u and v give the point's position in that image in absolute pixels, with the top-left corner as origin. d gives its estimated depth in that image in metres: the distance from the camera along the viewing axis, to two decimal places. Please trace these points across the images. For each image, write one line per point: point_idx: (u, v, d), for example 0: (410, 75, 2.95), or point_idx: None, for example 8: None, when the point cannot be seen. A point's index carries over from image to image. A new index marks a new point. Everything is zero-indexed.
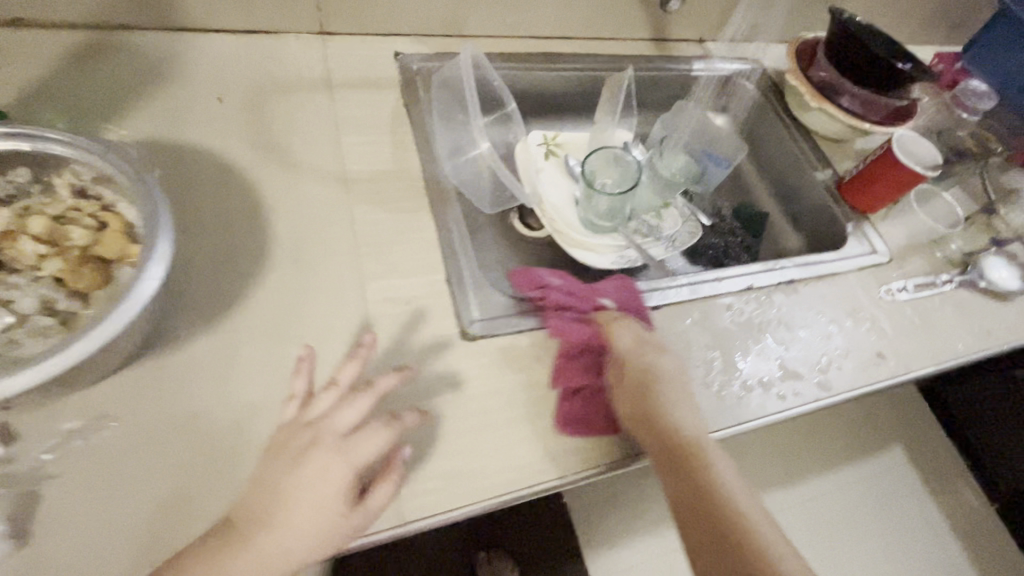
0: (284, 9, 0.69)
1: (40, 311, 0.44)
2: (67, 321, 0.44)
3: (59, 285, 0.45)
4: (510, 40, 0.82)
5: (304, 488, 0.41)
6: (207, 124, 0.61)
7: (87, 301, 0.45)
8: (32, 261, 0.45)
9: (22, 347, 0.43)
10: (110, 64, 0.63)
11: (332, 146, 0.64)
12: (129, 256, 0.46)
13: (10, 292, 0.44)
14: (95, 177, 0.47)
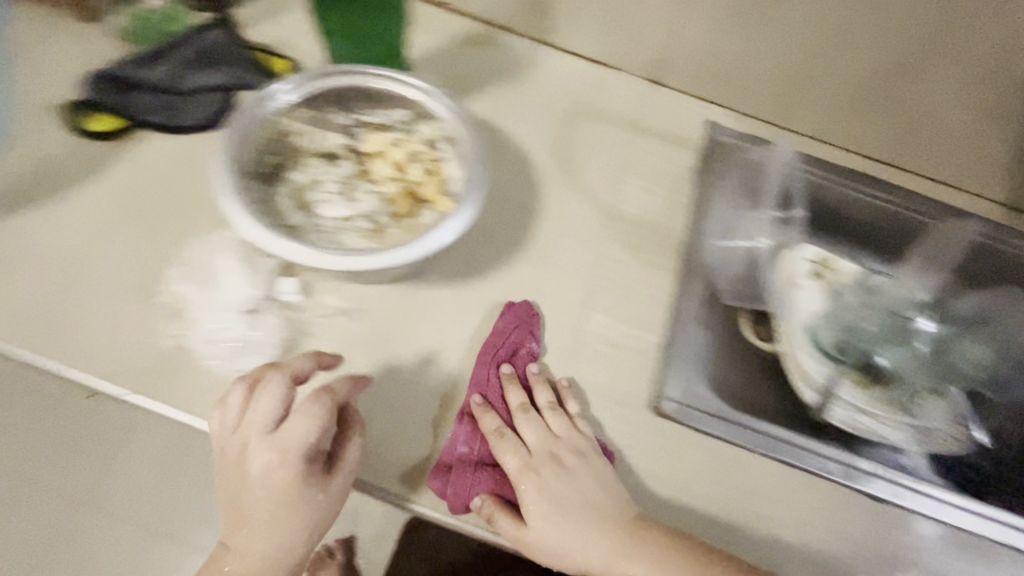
0: (630, 52, 0.75)
1: (367, 218, 0.55)
2: (379, 232, 0.54)
3: (387, 205, 0.56)
4: (830, 147, 0.76)
5: (252, 489, 0.44)
6: (527, 124, 0.70)
7: (396, 225, 0.55)
8: (380, 180, 0.56)
9: (343, 238, 0.53)
10: (483, 51, 0.76)
11: (615, 180, 0.68)
12: (436, 205, 0.54)
13: (358, 194, 0.56)
14: (444, 134, 0.56)
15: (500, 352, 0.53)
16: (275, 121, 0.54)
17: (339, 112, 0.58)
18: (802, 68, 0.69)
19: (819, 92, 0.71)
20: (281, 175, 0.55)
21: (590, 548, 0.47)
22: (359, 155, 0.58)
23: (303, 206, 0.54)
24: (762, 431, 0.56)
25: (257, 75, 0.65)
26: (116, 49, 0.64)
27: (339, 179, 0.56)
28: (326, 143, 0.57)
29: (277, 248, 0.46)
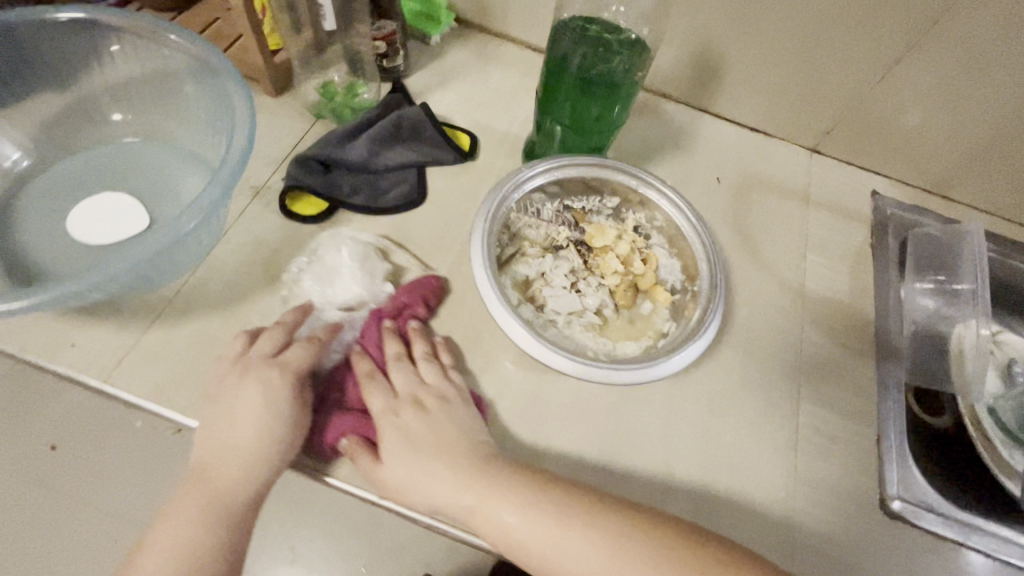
0: (795, 123, 0.75)
1: (595, 310, 0.59)
2: (605, 325, 0.59)
3: (611, 297, 0.60)
4: (996, 220, 0.75)
5: (241, 423, 0.44)
6: (702, 199, 0.70)
7: (620, 317, 0.60)
8: (600, 271, 0.62)
9: (577, 330, 0.58)
10: (647, 121, 0.76)
11: (797, 257, 0.68)
12: (656, 297, 0.61)
13: (583, 287, 0.60)
14: (659, 225, 0.65)
15: (385, 309, 0.54)
16: (510, 214, 0.62)
17: (557, 203, 0.64)
18: (984, 146, 0.69)
19: (997, 168, 0.70)
20: (511, 266, 0.60)
21: (438, 482, 0.44)
22: (576, 244, 0.63)
23: (534, 297, 0.59)
24: (992, 532, 0.54)
25: (449, 153, 0.65)
26: (313, 129, 0.65)
27: (568, 273, 0.61)
28: (549, 234, 0.63)
29: (538, 349, 0.54)
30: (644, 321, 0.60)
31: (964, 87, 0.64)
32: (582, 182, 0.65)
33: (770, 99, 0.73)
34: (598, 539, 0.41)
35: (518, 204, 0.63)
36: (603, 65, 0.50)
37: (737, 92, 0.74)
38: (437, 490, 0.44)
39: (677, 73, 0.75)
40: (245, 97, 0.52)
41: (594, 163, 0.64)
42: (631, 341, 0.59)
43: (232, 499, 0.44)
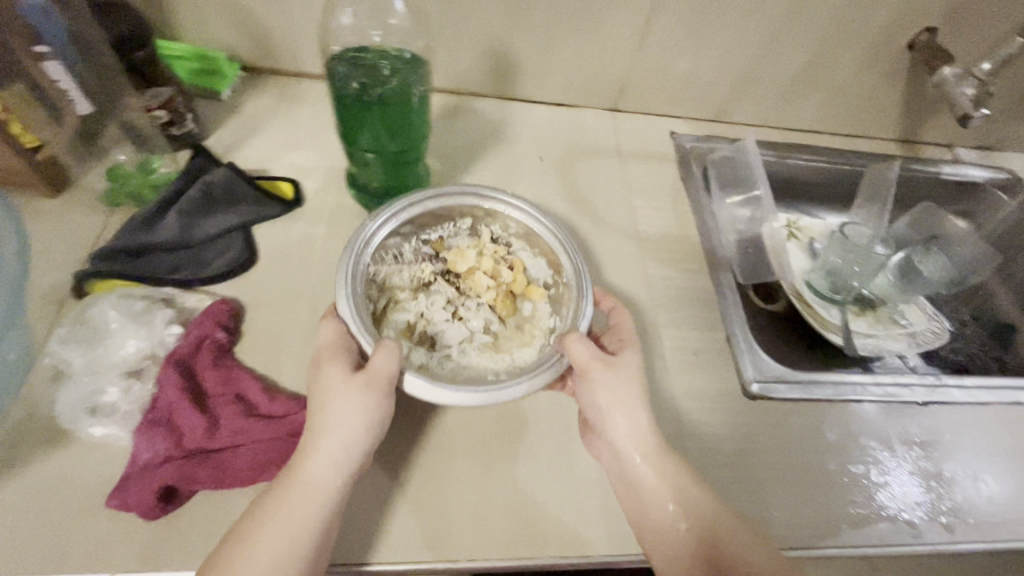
0: (593, 90, 0.83)
1: (483, 330, 0.60)
2: (497, 341, 0.60)
3: (494, 312, 0.62)
4: (768, 131, 0.90)
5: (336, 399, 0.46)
6: (532, 178, 0.75)
7: (508, 327, 0.61)
8: (476, 291, 0.62)
9: (471, 356, 0.59)
10: (464, 121, 0.79)
11: (626, 206, 0.75)
12: (533, 297, 0.63)
13: (464, 312, 0.61)
14: (514, 229, 0.66)
15: (177, 350, 0.51)
16: (373, 268, 0.59)
17: (416, 238, 0.64)
18: (739, 75, 0.81)
19: (754, 89, 0.83)
20: (389, 315, 0.59)
21: (352, 410, 0.46)
22: (446, 272, 0.63)
23: (421, 338, 0.59)
24: (826, 381, 0.65)
25: (273, 207, 0.64)
26: (112, 221, 0.59)
27: (446, 304, 0.61)
28: (416, 271, 0.62)
29: (437, 392, 0.49)
30: (531, 324, 0.62)
31: (707, 29, 0.75)
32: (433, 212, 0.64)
33: (565, 74, 0.80)
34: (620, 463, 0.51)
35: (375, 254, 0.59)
36: (388, 85, 0.53)
37: (535, 75, 0.80)
38: (355, 416, 0.46)
39: (476, 70, 0.79)
40: None
41: (434, 189, 0.62)
42: (523, 346, 0.59)
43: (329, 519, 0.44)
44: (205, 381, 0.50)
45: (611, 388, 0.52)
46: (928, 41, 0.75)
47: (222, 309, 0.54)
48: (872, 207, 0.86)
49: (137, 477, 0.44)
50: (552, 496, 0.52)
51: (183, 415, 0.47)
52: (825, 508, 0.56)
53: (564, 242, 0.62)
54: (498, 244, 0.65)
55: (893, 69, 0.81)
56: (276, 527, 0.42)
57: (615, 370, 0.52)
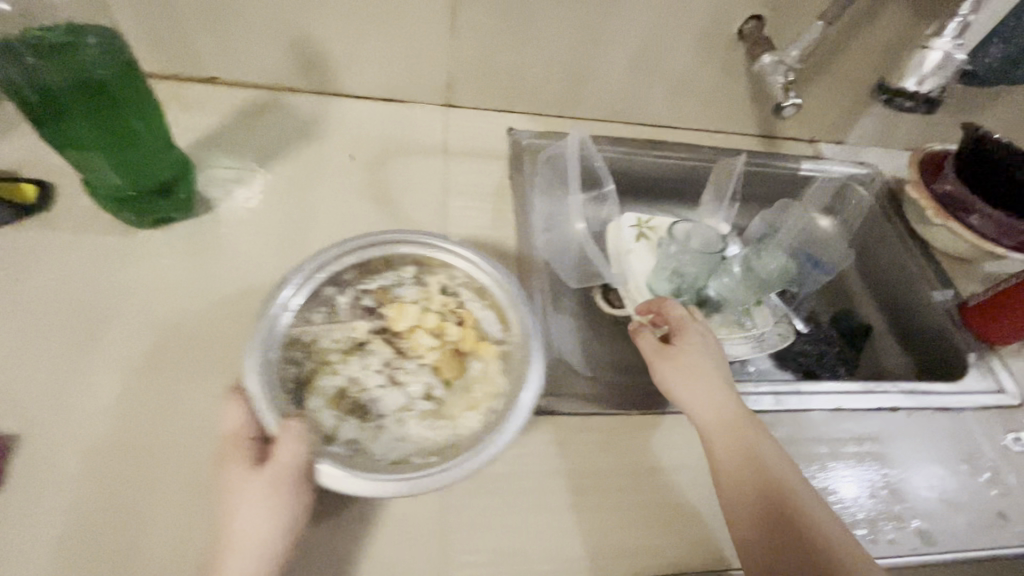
0: (418, 85, 0.77)
1: (423, 397, 0.49)
2: (442, 409, 0.49)
3: (437, 375, 0.51)
4: (616, 127, 0.85)
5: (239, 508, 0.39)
6: (336, 178, 0.69)
7: (454, 393, 0.50)
8: (419, 351, 0.51)
9: (408, 430, 0.48)
10: (270, 118, 0.73)
11: (439, 208, 0.70)
12: (485, 356, 0.52)
13: (404, 376, 0.50)
14: (465, 280, 0.55)
15: None
16: (292, 330, 0.49)
17: (343, 289, 0.53)
18: (570, 68, 0.77)
19: (590, 81, 0.79)
20: (307, 385, 0.48)
21: (256, 510, 0.39)
22: (385, 330, 0.52)
23: (350, 413, 0.47)
24: (630, 391, 0.59)
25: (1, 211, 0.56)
26: None
27: (379, 368, 0.50)
28: (347, 330, 0.51)
29: (357, 483, 0.41)
30: (483, 386, 0.51)
31: (521, 17, 0.70)
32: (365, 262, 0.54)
33: (383, 67, 0.75)
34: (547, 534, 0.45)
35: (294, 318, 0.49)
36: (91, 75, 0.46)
37: (349, 68, 0.74)
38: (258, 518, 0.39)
39: (282, 63, 0.73)
40: None
41: (367, 239, 0.53)
42: (471, 414, 0.49)
43: None
44: None
45: (691, 388, 0.54)
46: (754, 30, 0.72)
47: None
48: (714, 203, 0.85)
49: None
50: None
51: None
52: (605, 538, 0.50)
53: (517, 295, 0.52)
54: (447, 295, 0.55)
55: (730, 60, 0.78)
56: None
57: (688, 372, 0.54)
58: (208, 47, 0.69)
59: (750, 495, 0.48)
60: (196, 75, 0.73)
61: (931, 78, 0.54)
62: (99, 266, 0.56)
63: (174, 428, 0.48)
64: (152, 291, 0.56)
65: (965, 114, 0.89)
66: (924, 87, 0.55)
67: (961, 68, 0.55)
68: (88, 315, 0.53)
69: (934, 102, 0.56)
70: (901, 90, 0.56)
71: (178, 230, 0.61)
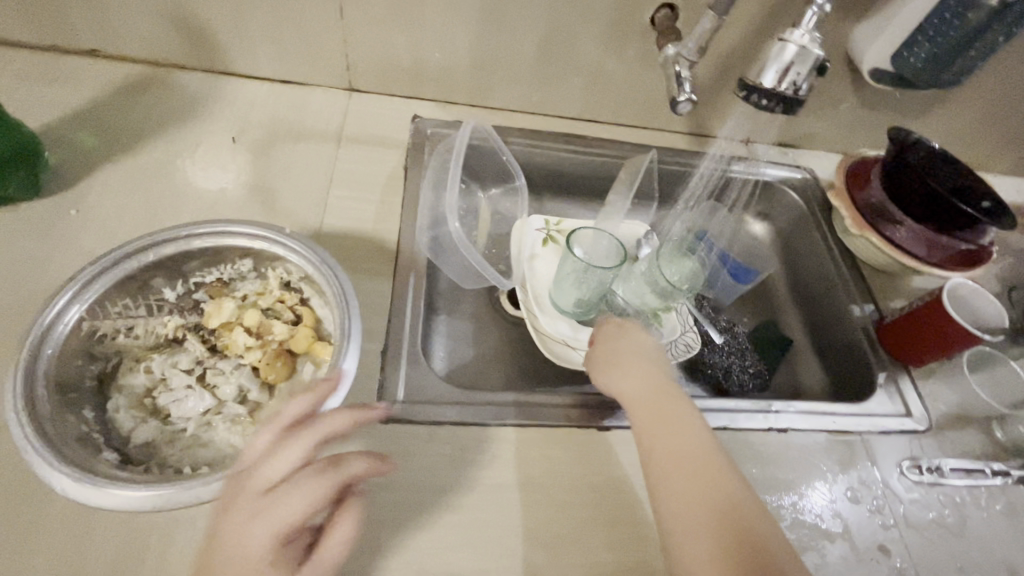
0: (317, 67, 0.74)
1: (236, 399, 0.46)
2: (255, 413, 0.47)
3: (257, 376, 0.47)
4: (533, 119, 0.81)
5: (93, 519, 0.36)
6: (212, 161, 0.66)
7: (274, 396, 0.47)
8: (238, 350, 0.48)
9: (214, 432, 0.45)
10: (154, 96, 0.70)
11: (320, 197, 0.66)
12: (317, 356, 0.48)
13: (216, 377, 0.47)
14: (304, 275, 0.50)
15: None
16: (85, 324, 0.44)
17: (170, 282, 0.49)
18: (475, 54, 0.73)
19: (500, 69, 0.75)
20: (114, 383, 0.46)
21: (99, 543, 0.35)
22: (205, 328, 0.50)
23: (153, 414, 0.45)
24: (491, 401, 0.56)
25: None
26: None
27: (191, 366, 0.47)
28: (163, 327, 0.49)
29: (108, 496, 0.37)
30: (307, 391, 0.48)
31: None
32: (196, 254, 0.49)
33: (275, 46, 0.71)
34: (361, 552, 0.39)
35: (91, 312, 0.44)
36: None
37: (240, 46, 0.70)
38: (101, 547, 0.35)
39: (167, 38, 0.69)
40: None
41: (189, 228, 0.48)
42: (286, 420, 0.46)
43: None
44: None
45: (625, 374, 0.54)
46: (668, 18, 0.67)
47: None
48: (620, 203, 0.80)
49: None
50: (48, 543, 0.41)
51: None
52: (430, 556, 0.46)
53: (346, 299, 0.47)
54: (287, 291, 0.51)
55: (646, 51, 0.73)
56: None
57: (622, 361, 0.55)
58: (83, 18, 0.66)
59: (694, 493, 0.44)
60: (77, 47, 0.69)
61: (792, 73, 0.47)
62: None
63: None
64: None
65: (906, 120, 0.84)
66: (783, 84, 0.48)
67: (823, 64, 0.48)
68: None
69: (795, 102, 0.49)
70: (760, 86, 0.48)
71: (26, 211, 0.57)
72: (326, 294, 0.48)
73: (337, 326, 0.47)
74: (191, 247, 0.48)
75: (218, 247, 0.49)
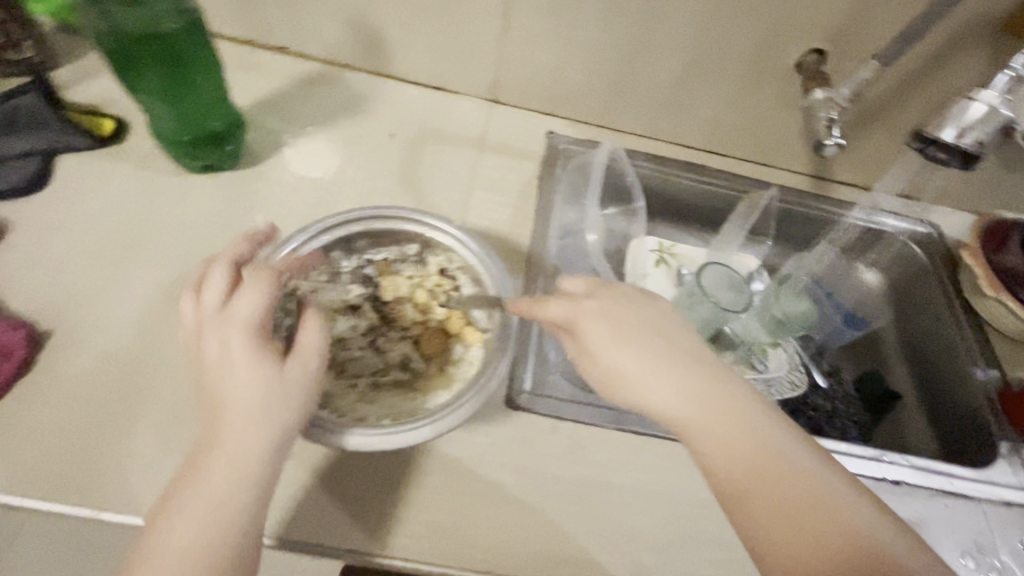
0: (467, 77, 0.80)
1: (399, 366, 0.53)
2: (413, 381, 0.53)
3: (418, 349, 0.54)
4: (658, 145, 0.84)
5: (234, 376, 0.42)
6: (371, 154, 0.73)
7: (430, 369, 0.54)
8: (404, 323, 0.54)
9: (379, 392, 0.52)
10: (326, 90, 0.78)
11: (462, 196, 0.72)
12: (469, 340, 0.54)
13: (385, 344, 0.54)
14: (464, 266, 0.55)
15: None
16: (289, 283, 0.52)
17: (351, 255, 0.56)
18: (615, 80, 0.77)
19: (636, 95, 0.79)
20: None
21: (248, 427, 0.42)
22: (375, 298, 0.56)
23: (332, 367, 0.52)
24: (608, 406, 0.58)
25: (82, 139, 0.64)
26: None
27: (366, 331, 0.55)
28: (342, 292, 0.56)
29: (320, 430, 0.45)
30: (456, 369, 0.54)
31: (571, 24, 0.71)
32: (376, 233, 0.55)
33: (435, 56, 0.77)
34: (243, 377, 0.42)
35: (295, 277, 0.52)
36: (162, 33, 0.51)
37: (404, 53, 0.78)
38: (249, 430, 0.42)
39: (344, 41, 0.78)
40: None
41: (374, 211, 0.54)
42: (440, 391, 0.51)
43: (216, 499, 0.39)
44: None
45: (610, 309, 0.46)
46: (813, 65, 0.70)
47: None
48: (732, 234, 0.81)
49: None
50: None
51: None
52: (546, 538, 0.50)
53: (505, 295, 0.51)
54: (446, 277, 0.56)
55: (784, 92, 0.75)
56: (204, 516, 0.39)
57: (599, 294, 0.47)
58: (280, 19, 0.75)
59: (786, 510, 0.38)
60: (268, 43, 0.79)
61: (973, 132, 0.49)
62: (148, 201, 0.63)
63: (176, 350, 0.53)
64: (187, 229, 0.62)
65: None
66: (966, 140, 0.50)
67: (1006, 125, 0.50)
68: (127, 241, 0.59)
69: (975, 158, 0.50)
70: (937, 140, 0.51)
71: (222, 179, 0.66)
72: (485, 286, 0.53)
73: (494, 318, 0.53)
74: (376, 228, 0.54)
75: (396, 231, 0.55)
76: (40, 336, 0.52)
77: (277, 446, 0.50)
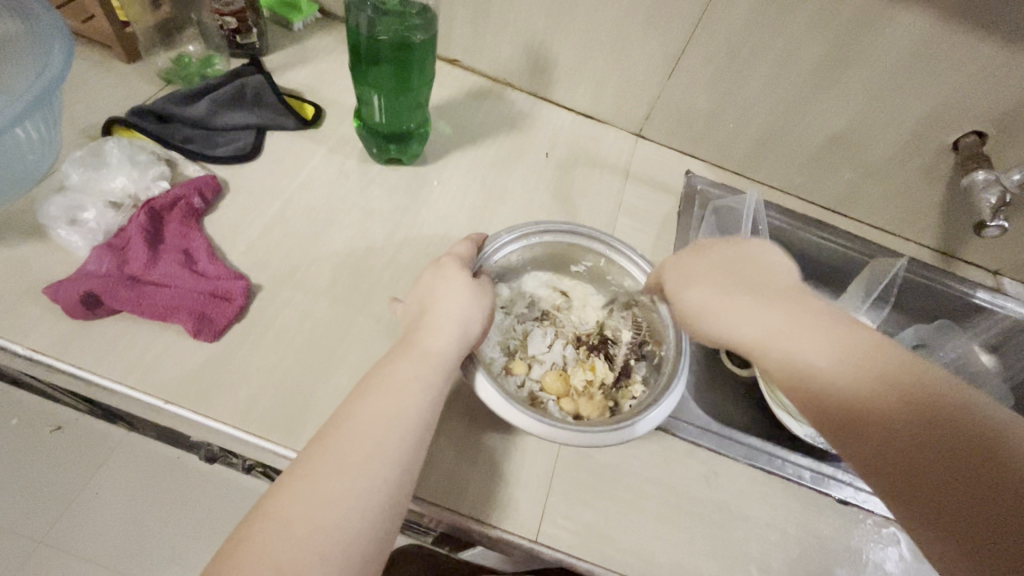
0: (620, 111, 0.86)
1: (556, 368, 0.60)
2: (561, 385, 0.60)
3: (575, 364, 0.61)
4: (789, 199, 0.88)
5: (427, 343, 0.49)
6: (528, 168, 0.79)
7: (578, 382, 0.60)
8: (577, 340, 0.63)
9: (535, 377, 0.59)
10: (490, 104, 0.85)
11: (609, 219, 0.77)
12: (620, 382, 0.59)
13: (555, 344, 0.62)
14: (652, 324, 0.60)
15: (157, 201, 0.59)
16: (507, 256, 0.61)
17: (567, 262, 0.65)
18: (763, 132, 0.81)
19: (779, 150, 0.83)
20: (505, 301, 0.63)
21: (414, 393, 0.45)
22: (562, 309, 0.65)
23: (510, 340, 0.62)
24: (740, 441, 0.60)
25: (290, 119, 0.71)
26: (160, 91, 0.71)
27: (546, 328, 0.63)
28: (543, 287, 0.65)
29: (506, 409, 0.49)
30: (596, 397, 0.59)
31: (736, 76, 0.75)
32: (592, 255, 0.63)
33: (596, 87, 0.83)
34: (400, 373, 0.46)
35: (496, 267, 0.61)
36: (410, 41, 0.58)
37: (567, 82, 0.84)
38: (415, 394, 0.45)
39: (515, 63, 0.84)
40: (59, 28, 0.56)
41: (606, 238, 0.62)
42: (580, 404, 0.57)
43: (356, 454, 0.41)
44: (168, 234, 0.58)
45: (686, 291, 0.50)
46: (973, 144, 0.72)
47: (203, 184, 0.62)
48: (856, 296, 0.82)
49: (71, 278, 0.52)
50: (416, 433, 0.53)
51: (138, 247, 0.56)
52: (684, 553, 0.52)
53: (680, 360, 0.55)
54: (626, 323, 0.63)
55: (932, 167, 0.77)
56: (336, 458, 0.40)
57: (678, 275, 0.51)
58: (463, 37, 0.83)
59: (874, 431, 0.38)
60: (444, 55, 0.87)
61: None
62: (340, 183, 0.69)
63: (363, 319, 0.59)
64: (371, 211, 0.68)
65: None
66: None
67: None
68: (321, 215, 0.66)
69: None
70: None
71: (400, 171, 0.73)
72: (666, 349, 0.57)
73: (661, 370, 0.56)
74: (601, 252, 0.62)
75: (612, 261, 0.62)
76: (251, 288, 0.58)
77: (447, 423, 0.55)
